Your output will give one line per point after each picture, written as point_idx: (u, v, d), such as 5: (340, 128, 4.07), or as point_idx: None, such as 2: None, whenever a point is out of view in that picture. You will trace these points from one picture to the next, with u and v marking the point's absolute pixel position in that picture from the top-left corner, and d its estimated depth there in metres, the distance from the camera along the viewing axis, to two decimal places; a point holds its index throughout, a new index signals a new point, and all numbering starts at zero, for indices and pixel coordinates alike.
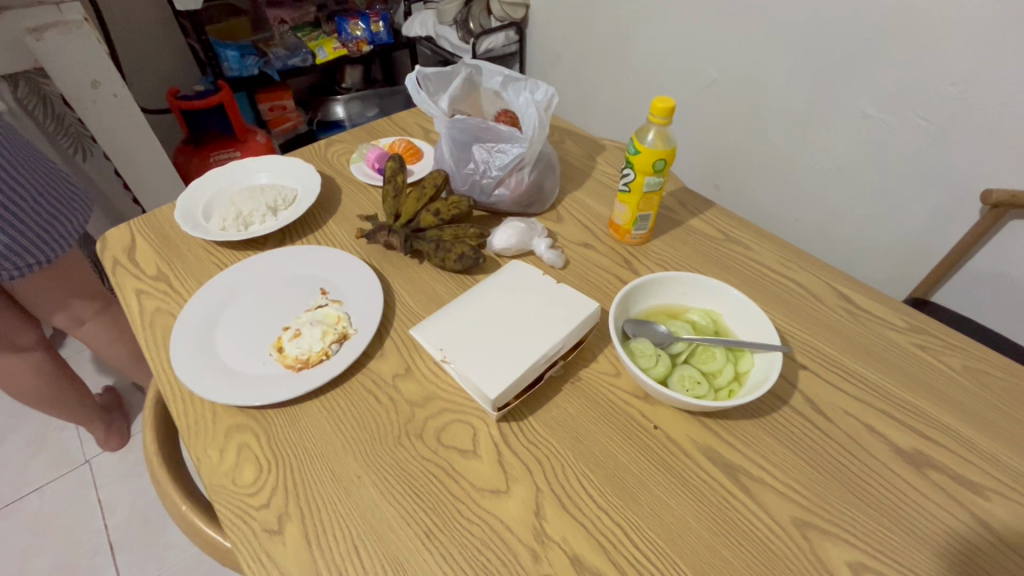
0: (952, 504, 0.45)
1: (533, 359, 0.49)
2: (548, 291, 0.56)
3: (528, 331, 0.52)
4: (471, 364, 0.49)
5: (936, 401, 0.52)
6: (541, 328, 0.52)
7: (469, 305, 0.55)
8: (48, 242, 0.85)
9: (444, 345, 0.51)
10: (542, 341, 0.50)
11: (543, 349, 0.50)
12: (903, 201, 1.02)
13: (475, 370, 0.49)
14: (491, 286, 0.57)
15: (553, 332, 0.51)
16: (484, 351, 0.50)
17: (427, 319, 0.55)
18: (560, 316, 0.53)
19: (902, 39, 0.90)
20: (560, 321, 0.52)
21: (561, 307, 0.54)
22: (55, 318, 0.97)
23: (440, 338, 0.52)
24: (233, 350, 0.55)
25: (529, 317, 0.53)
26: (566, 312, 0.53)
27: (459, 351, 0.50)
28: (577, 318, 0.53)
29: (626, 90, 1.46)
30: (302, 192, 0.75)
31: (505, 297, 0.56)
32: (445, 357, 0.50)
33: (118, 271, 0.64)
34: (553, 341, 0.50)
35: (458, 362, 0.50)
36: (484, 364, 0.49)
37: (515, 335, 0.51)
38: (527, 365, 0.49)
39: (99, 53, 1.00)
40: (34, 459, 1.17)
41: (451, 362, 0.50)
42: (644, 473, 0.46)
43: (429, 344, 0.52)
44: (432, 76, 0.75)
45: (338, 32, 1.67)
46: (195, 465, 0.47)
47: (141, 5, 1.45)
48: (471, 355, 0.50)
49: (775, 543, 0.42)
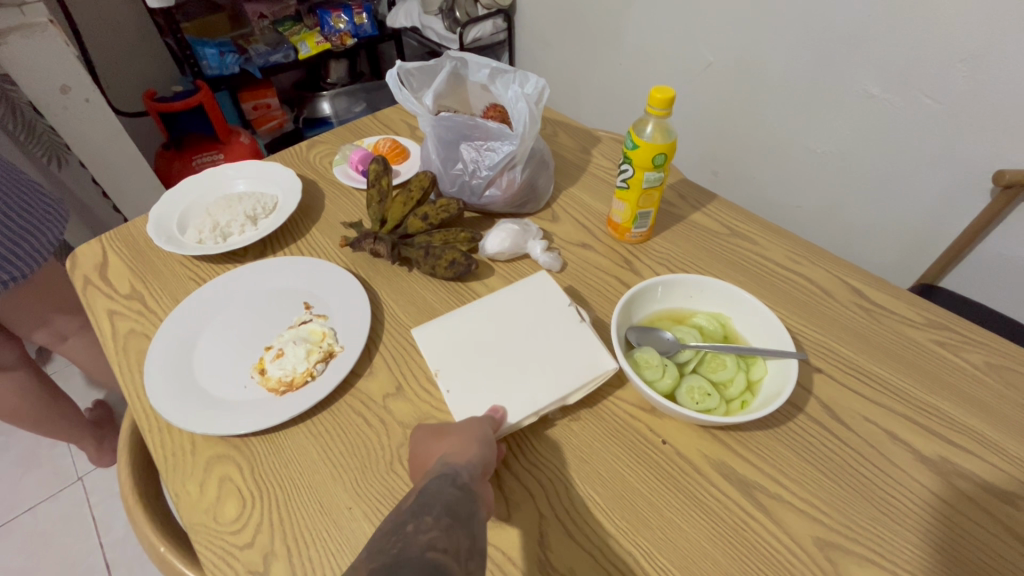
0: (981, 515, 0.42)
1: (523, 412, 0.45)
2: (569, 327, 0.51)
3: (533, 370, 0.48)
4: (461, 394, 0.47)
5: (958, 402, 0.49)
6: (545, 373, 0.48)
7: (476, 320, 0.52)
8: (22, 258, 0.81)
9: (439, 361, 0.49)
10: (542, 393, 0.46)
11: (539, 402, 0.45)
12: (909, 185, 0.98)
13: (464, 405, 0.46)
14: (510, 301, 0.54)
15: (558, 383, 0.47)
16: (482, 383, 0.47)
17: (430, 322, 0.53)
18: (569, 368, 0.48)
19: (906, 15, 0.86)
20: (568, 371, 0.48)
21: (575, 354, 0.49)
22: (37, 334, 0.93)
23: (435, 351, 0.50)
24: (212, 373, 0.52)
25: (538, 353, 0.49)
26: (578, 363, 0.48)
27: (454, 373, 0.48)
28: (586, 375, 0.47)
29: (620, 76, 1.41)
30: (283, 198, 0.71)
31: (522, 317, 0.52)
32: (439, 375, 0.48)
33: (89, 290, 0.60)
34: (553, 397, 0.46)
35: (448, 387, 0.47)
36: (475, 401, 0.46)
37: (517, 372, 0.48)
38: (517, 416, 0.45)
39: (65, 56, 0.95)
40: (25, 478, 1.14)
41: (442, 387, 0.47)
42: (654, 493, 0.43)
43: (425, 353, 0.50)
44: (415, 71, 0.71)
45: (320, 25, 1.62)
46: (173, 501, 0.44)
47: (112, 3, 1.40)
48: (465, 383, 0.47)
49: (796, 566, 0.40)
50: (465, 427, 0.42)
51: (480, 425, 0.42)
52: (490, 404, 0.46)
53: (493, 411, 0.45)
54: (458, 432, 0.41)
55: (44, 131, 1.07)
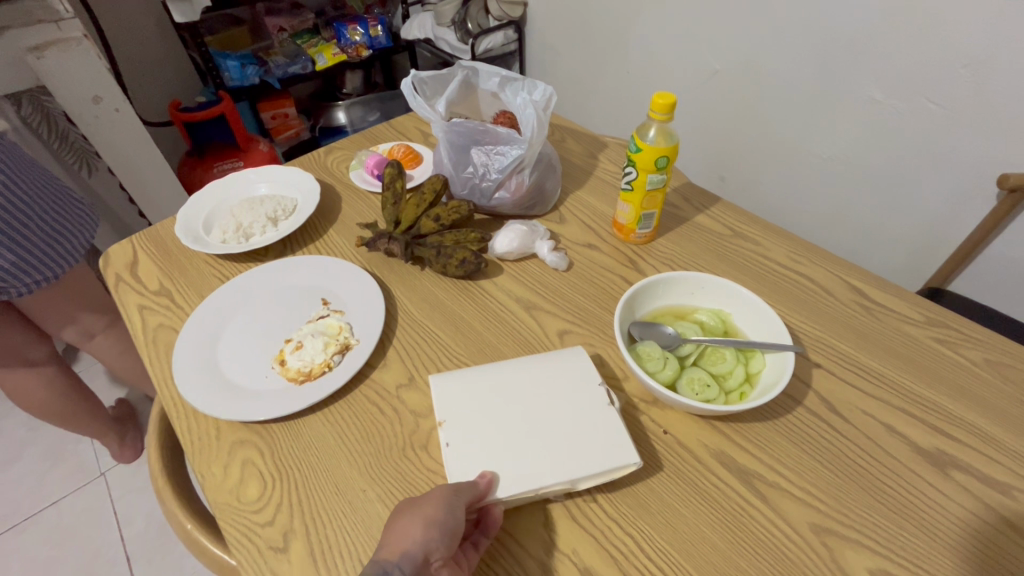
0: (976, 505, 0.43)
1: (520, 487, 0.41)
2: (606, 407, 0.46)
3: (548, 443, 0.44)
4: (462, 452, 0.44)
5: (955, 396, 0.50)
6: (559, 452, 0.43)
7: (503, 381, 0.49)
8: (55, 260, 0.85)
9: (447, 410, 0.47)
10: (547, 471, 0.42)
11: (541, 482, 0.42)
12: (914, 189, 0.99)
13: (460, 461, 0.43)
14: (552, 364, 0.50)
15: (571, 464, 0.43)
16: (488, 444, 0.44)
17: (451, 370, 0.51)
18: (588, 451, 0.43)
19: (908, 22, 0.88)
20: (587, 454, 0.43)
21: (601, 437, 0.44)
22: (65, 333, 0.96)
23: (448, 399, 0.48)
24: (236, 364, 0.55)
25: (564, 423, 0.45)
26: (599, 447, 0.44)
27: (461, 425, 0.46)
28: (603, 462, 0.42)
29: (627, 84, 1.44)
30: (302, 201, 0.74)
31: (560, 383, 0.49)
32: (444, 424, 0.46)
33: (120, 287, 0.64)
34: (559, 479, 0.42)
35: (450, 440, 0.45)
36: (473, 458, 0.44)
37: (534, 440, 0.44)
38: (511, 490, 0.41)
39: (98, 69, 1.01)
40: (51, 473, 1.18)
41: (443, 438, 0.45)
42: (654, 480, 0.45)
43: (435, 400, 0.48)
44: (428, 80, 0.75)
45: (337, 37, 1.68)
46: (200, 482, 0.46)
47: (141, 17, 1.46)
48: (472, 440, 0.45)
49: (792, 551, 0.41)
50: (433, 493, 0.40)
51: (444, 495, 0.40)
52: (486, 470, 0.43)
53: (483, 479, 0.42)
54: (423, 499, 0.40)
55: (75, 138, 1.13)
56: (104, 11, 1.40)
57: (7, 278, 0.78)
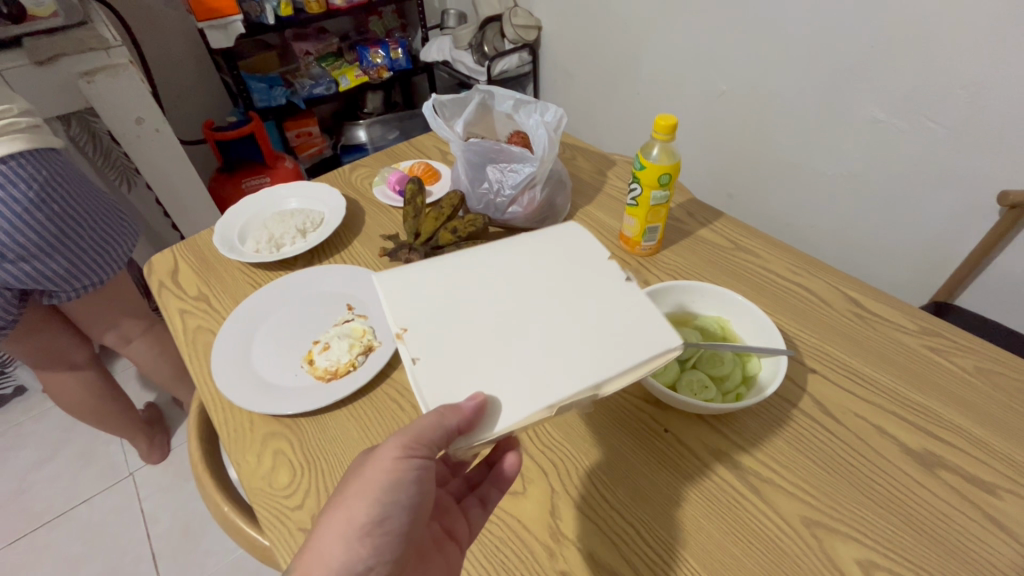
0: (963, 503, 0.46)
1: (537, 403, 0.38)
2: (602, 305, 0.45)
3: (550, 354, 0.42)
4: (448, 373, 0.40)
5: (946, 402, 0.53)
6: (567, 360, 0.41)
7: (474, 297, 0.46)
8: (99, 268, 0.91)
9: (406, 319, 0.43)
10: (560, 380, 0.40)
11: (561, 391, 0.39)
12: (916, 205, 1.02)
13: (442, 382, 0.39)
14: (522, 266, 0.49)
15: (589, 369, 0.40)
16: (478, 364, 0.41)
17: (395, 268, 0.48)
18: (603, 352, 0.41)
19: (908, 46, 0.91)
20: (606, 357, 0.41)
21: (611, 336, 0.43)
22: (105, 336, 1.02)
23: (402, 306, 0.44)
24: (268, 363, 0.59)
25: (560, 328, 0.43)
26: (617, 347, 0.42)
27: (435, 344, 0.42)
28: (618, 363, 0.40)
29: (637, 105, 1.49)
30: (328, 214, 0.80)
31: (537, 286, 0.47)
32: (404, 336, 0.42)
33: (163, 292, 0.69)
34: (573, 386, 0.39)
35: (417, 355, 0.41)
36: (461, 378, 0.40)
37: (529, 353, 0.42)
38: (524, 406, 0.38)
39: (141, 92, 1.09)
40: (82, 472, 1.23)
41: (410, 355, 0.41)
42: (655, 474, 0.48)
43: (387, 313, 0.44)
44: (447, 102, 0.80)
45: (359, 60, 1.77)
46: (235, 470, 0.51)
47: (178, 44, 1.56)
48: (444, 352, 0.41)
49: (785, 542, 0.44)
50: (369, 479, 0.38)
51: (384, 485, 0.38)
52: (475, 394, 0.39)
53: (474, 403, 0.38)
54: (356, 489, 0.38)
55: (118, 157, 1.20)
56: (146, 38, 1.49)
57: (58, 282, 0.85)
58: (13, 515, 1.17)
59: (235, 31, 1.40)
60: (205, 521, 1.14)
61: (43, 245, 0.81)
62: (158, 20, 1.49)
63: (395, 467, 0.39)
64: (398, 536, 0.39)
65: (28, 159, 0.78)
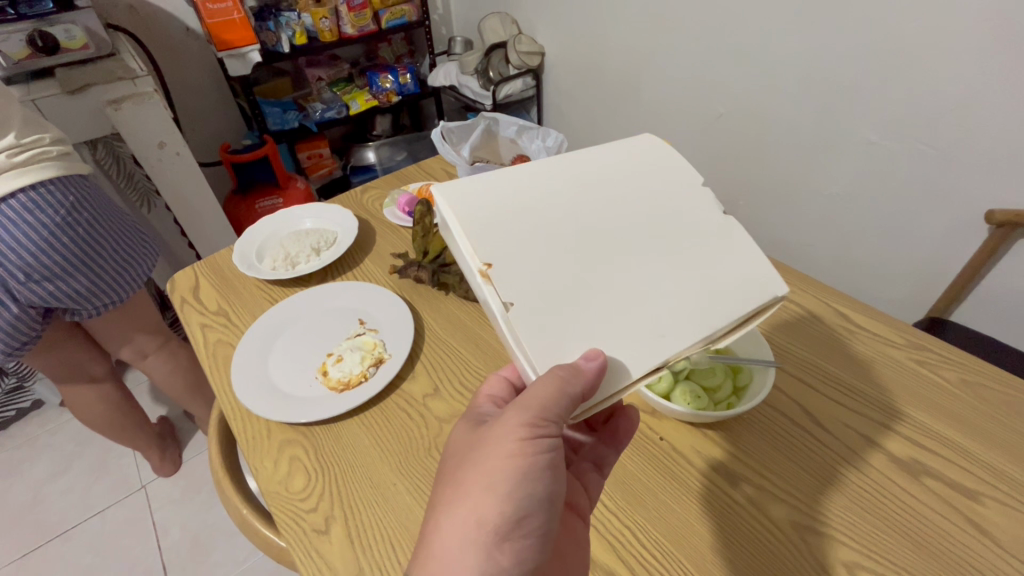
0: (945, 508, 0.48)
1: (656, 360, 0.37)
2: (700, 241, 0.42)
3: (654, 300, 0.40)
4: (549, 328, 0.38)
5: (931, 412, 0.55)
6: (676, 306, 0.39)
7: (558, 231, 0.42)
8: (121, 286, 0.95)
9: (489, 254, 0.39)
10: (672, 331, 0.38)
11: (676, 346, 0.37)
12: (908, 225, 1.05)
13: (547, 343, 0.37)
14: (597, 189, 0.45)
15: (701, 318, 0.39)
16: (577, 317, 0.39)
17: (457, 184, 0.43)
18: (713, 299, 0.40)
19: (893, 73, 0.96)
20: (722, 300, 0.39)
21: (716, 278, 0.40)
22: (123, 351, 1.05)
23: (478, 234, 0.40)
24: (285, 374, 0.63)
25: (658, 266, 0.41)
26: (728, 294, 0.40)
27: (530, 291, 0.39)
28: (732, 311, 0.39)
29: (637, 126, 1.54)
30: (341, 233, 0.84)
31: (621, 214, 0.43)
32: (489, 275, 0.38)
33: (185, 307, 0.73)
34: (690, 340, 0.38)
35: (510, 300, 0.38)
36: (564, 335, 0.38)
37: (632, 299, 0.39)
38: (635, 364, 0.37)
39: (164, 118, 1.14)
40: (96, 485, 1.26)
41: (504, 298, 0.38)
42: (650, 479, 0.51)
43: (463, 246, 0.40)
44: (454, 128, 0.84)
45: (369, 85, 1.84)
46: (253, 474, 0.54)
47: (197, 71, 1.63)
48: (538, 294, 0.38)
49: (777, 546, 0.46)
50: (496, 465, 0.39)
51: (513, 475, 0.39)
52: (590, 354, 0.37)
53: (593, 362, 0.36)
54: (483, 481, 0.39)
55: (140, 179, 1.26)
56: (167, 67, 1.57)
57: (80, 301, 0.89)
58: (28, 527, 1.19)
59: (253, 60, 1.46)
60: (214, 533, 1.16)
61: (68, 265, 0.85)
62: (179, 49, 1.57)
63: (520, 450, 0.40)
64: (535, 535, 0.40)
65: (57, 185, 0.83)
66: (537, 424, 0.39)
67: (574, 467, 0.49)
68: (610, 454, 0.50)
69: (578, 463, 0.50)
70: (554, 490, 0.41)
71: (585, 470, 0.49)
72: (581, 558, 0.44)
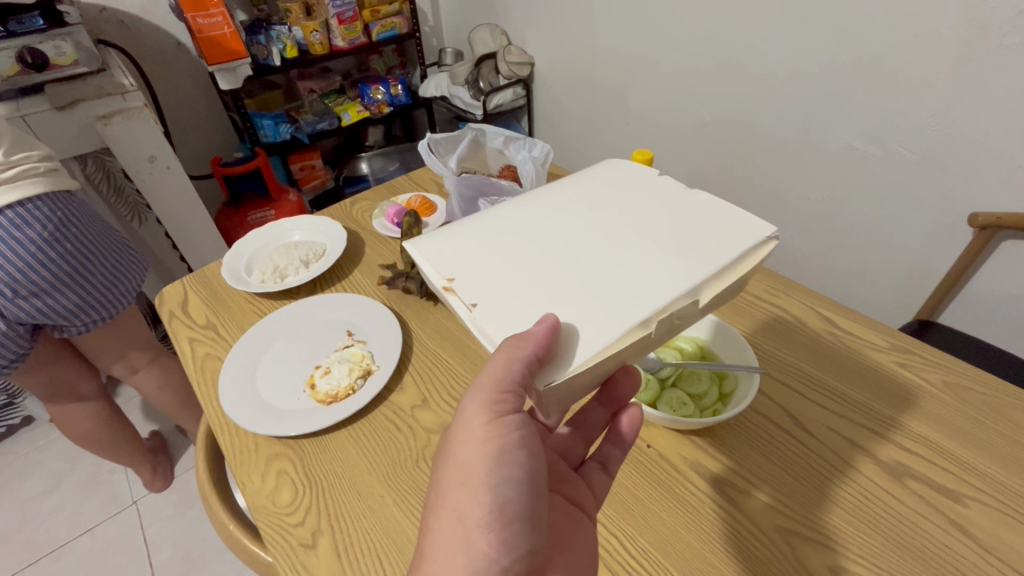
0: (929, 510, 0.48)
1: (629, 321, 0.39)
2: (660, 227, 0.46)
3: (632, 281, 0.42)
4: (512, 313, 0.41)
5: (916, 415, 0.55)
6: (653, 279, 0.42)
7: (532, 246, 0.47)
8: (112, 301, 0.95)
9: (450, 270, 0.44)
10: (644, 295, 0.40)
11: (651, 307, 0.39)
12: (892, 230, 1.06)
13: (506, 325, 0.40)
14: (579, 210, 0.51)
15: (677, 282, 0.41)
16: (558, 303, 0.41)
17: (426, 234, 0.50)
18: (687, 263, 0.42)
19: (874, 80, 0.97)
20: (689, 264, 0.42)
21: (678, 247, 0.44)
22: (114, 368, 1.05)
23: (445, 261, 0.46)
24: (271, 387, 0.63)
25: (635, 253, 0.44)
26: (692, 256, 0.43)
27: (491, 292, 0.43)
28: (703, 269, 0.41)
29: (626, 134, 1.55)
30: (330, 245, 0.85)
31: (602, 225, 0.48)
32: (452, 287, 0.43)
33: (173, 321, 0.73)
34: (665, 298, 0.40)
35: (473, 302, 0.42)
36: (523, 319, 0.41)
37: (607, 283, 0.42)
38: (617, 324, 0.38)
39: (155, 133, 1.14)
40: (86, 502, 1.25)
41: (467, 301, 0.42)
42: (637, 486, 0.51)
43: (429, 273, 0.45)
44: (441, 140, 0.85)
45: (361, 96, 1.85)
46: (241, 488, 0.53)
47: (189, 84, 1.63)
48: (499, 293, 0.43)
49: (763, 549, 0.46)
50: (467, 453, 0.41)
51: (486, 461, 0.40)
52: (545, 323, 0.39)
53: (548, 325, 0.39)
54: (461, 470, 0.40)
55: (130, 193, 1.26)
56: (158, 80, 1.57)
57: (69, 316, 0.89)
58: (17, 546, 1.18)
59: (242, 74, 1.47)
60: (206, 548, 1.15)
61: (55, 280, 0.85)
62: (170, 64, 1.57)
63: (489, 435, 0.41)
64: (521, 518, 0.40)
65: (44, 200, 0.83)
66: (498, 401, 0.41)
67: (583, 469, 0.50)
68: (617, 453, 0.49)
69: (587, 463, 0.50)
70: (532, 470, 0.42)
71: (591, 470, 0.49)
72: (587, 548, 0.44)
